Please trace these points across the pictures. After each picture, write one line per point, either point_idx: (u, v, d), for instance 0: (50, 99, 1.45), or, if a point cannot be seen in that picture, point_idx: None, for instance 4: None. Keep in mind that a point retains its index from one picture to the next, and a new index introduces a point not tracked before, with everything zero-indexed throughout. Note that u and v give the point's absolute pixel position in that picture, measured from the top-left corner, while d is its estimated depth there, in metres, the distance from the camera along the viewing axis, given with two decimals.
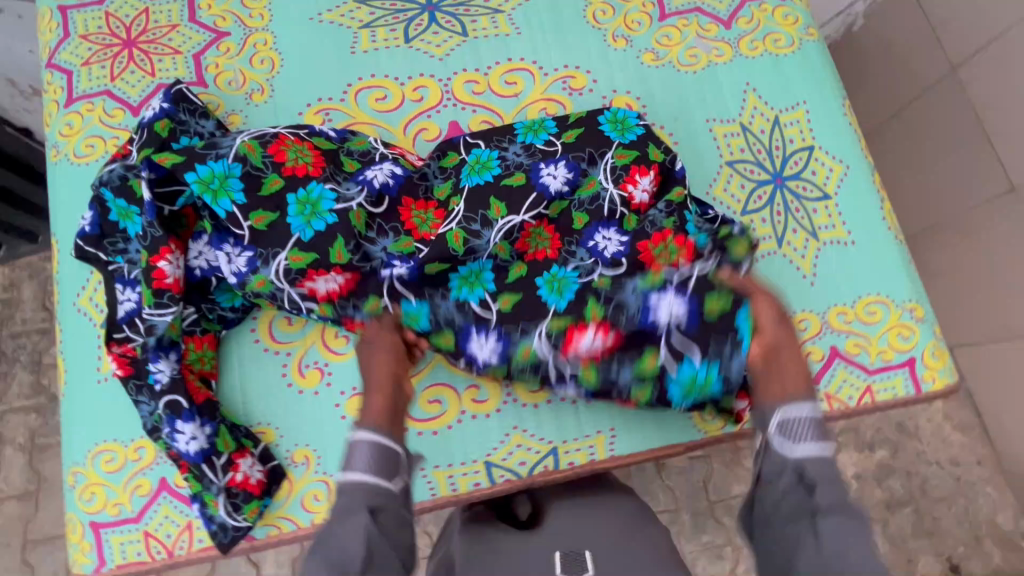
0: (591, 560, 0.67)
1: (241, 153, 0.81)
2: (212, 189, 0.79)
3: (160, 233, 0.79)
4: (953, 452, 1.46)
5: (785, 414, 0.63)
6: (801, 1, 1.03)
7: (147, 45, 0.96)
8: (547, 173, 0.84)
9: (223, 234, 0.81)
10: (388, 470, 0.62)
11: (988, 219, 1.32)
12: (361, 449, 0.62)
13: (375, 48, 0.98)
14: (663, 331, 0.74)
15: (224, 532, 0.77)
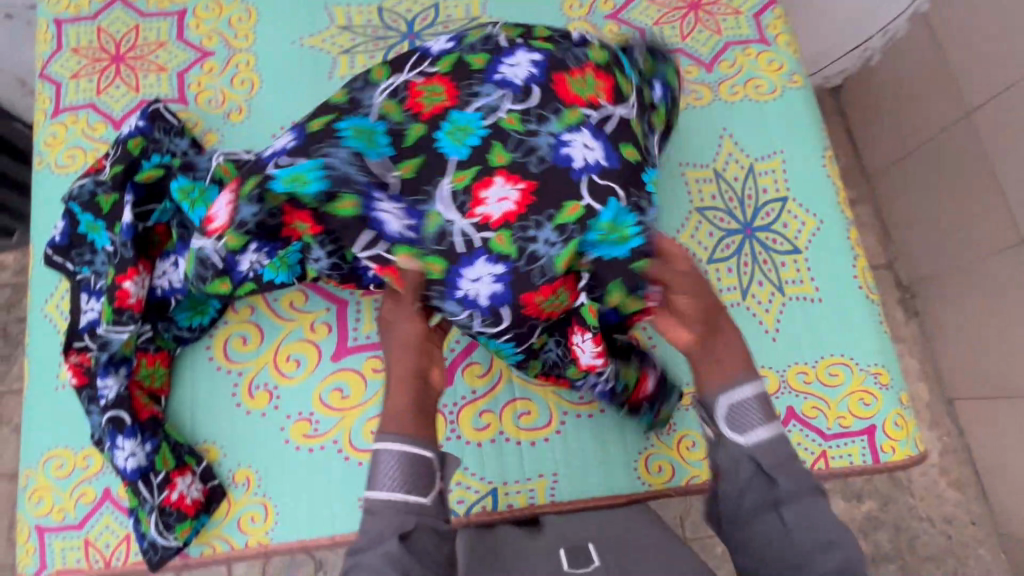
0: (594, 549, 0.68)
1: (217, 177, 0.81)
2: (191, 198, 0.81)
3: (131, 255, 0.80)
4: (948, 509, 1.42)
5: (729, 399, 0.65)
6: (788, 46, 1.03)
7: (134, 61, 0.99)
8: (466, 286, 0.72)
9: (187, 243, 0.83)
10: (415, 471, 0.62)
11: (997, 270, 1.30)
12: (385, 461, 0.63)
13: (353, 74, 0.99)
14: (579, 174, 0.70)
15: (154, 549, 0.78)
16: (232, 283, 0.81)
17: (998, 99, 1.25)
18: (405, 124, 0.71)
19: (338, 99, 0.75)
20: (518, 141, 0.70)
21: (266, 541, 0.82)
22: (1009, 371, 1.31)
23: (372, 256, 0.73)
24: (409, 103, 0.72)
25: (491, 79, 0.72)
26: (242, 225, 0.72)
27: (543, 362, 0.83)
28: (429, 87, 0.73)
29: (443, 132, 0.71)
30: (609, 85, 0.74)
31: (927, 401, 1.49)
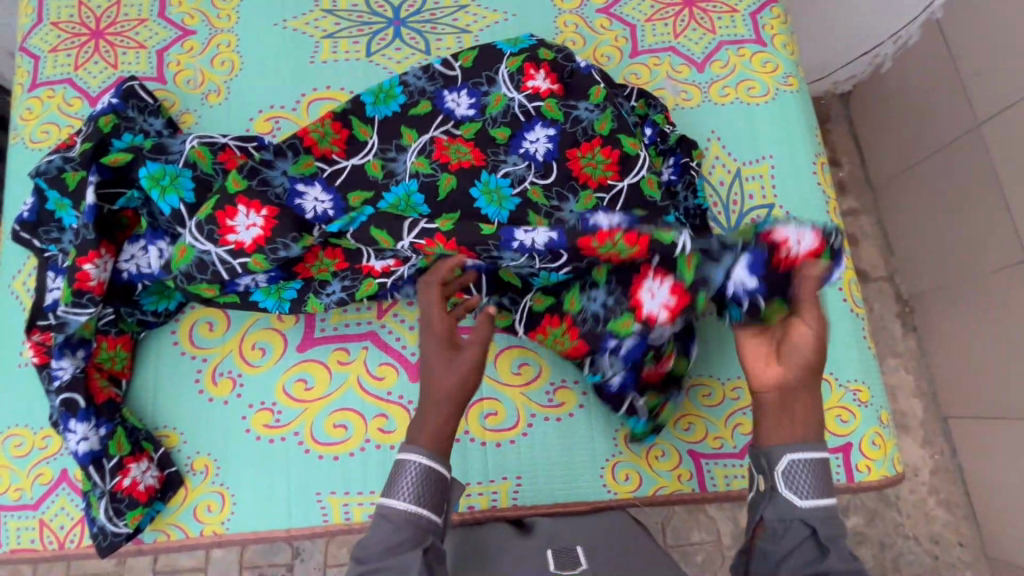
0: (583, 553, 0.65)
1: (190, 159, 0.80)
2: (161, 185, 0.78)
3: (93, 236, 0.79)
4: (936, 529, 1.38)
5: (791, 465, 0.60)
6: (783, 48, 1.00)
7: (114, 37, 0.97)
8: (520, 235, 0.73)
9: (158, 232, 0.82)
10: (433, 491, 0.60)
11: (999, 287, 1.27)
12: (402, 469, 0.60)
13: (334, 59, 0.97)
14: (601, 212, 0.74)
15: (103, 535, 0.77)
16: (219, 289, 0.81)
17: (1008, 112, 1.21)
18: (437, 174, 0.82)
19: (375, 171, 0.85)
20: (549, 212, 0.79)
21: (221, 530, 0.81)
22: (1004, 392, 1.27)
23: (419, 233, 0.76)
24: (436, 155, 0.84)
25: (515, 153, 0.83)
26: (275, 251, 0.76)
27: (580, 308, 0.81)
28: (454, 146, 0.84)
29: (477, 192, 0.80)
30: (615, 160, 0.81)
31: (921, 418, 1.45)
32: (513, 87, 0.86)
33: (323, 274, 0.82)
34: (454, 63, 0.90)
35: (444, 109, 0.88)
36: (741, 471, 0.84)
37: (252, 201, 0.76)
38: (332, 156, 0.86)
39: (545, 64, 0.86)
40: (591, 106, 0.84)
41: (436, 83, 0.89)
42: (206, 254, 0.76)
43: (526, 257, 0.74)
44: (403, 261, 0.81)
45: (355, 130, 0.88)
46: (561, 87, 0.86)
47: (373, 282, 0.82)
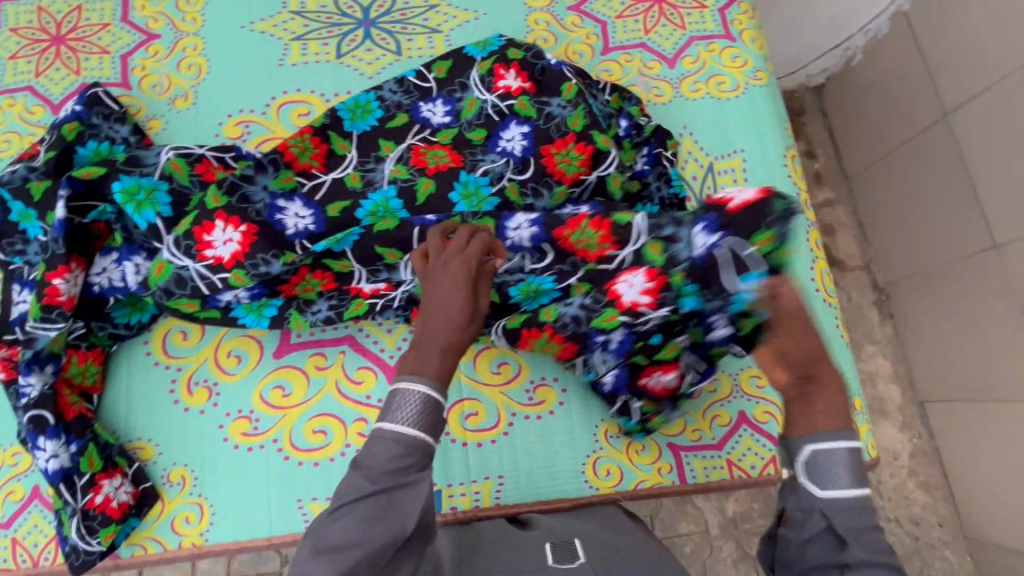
0: (580, 546, 0.64)
1: (166, 172, 0.79)
2: (136, 200, 0.76)
3: (63, 251, 0.76)
4: (916, 511, 1.41)
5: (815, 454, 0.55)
6: (752, 43, 1.01)
7: (76, 42, 0.95)
8: (513, 229, 0.77)
9: (135, 247, 0.80)
10: (432, 426, 0.57)
11: (970, 273, 1.30)
12: (406, 394, 0.56)
13: (304, 61, 0.96)
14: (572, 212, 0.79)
15: (76, 554, 0.76)
16: (200, 305, 0.80)
17: (975, 101, 1.23)
18: (414, 179, 0.82)
19: (354, 182, 0.84)
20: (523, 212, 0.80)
21: (200, 542, 0.80)
22: (978, 375, 1.31)
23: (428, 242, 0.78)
24: (414, 162, 0.83)
25: (493, 151, 0.82)
26: (256, 267, 0.76)
27: (556, 317, 0.79)
28: (431, 152, 0.84)
29: (457, 196, 0.81)
30: (589, 156, 0.81)
31: (899, 403, 1.48)
32: (485, 89, 0.86)
33: (308, 293, 0.82)
34: (429, 75, 0.90)
35: (420, 117, 0.87)
36: (721, 463, 0.85)
37: (231, 217, 0.77)
38: (312, 172, 0.85)
39: (515, 63, 0.86)
40: (563, 103, 0.83)
41: (413, 96, 0.89)
42: (184, 270, 0.77)
43: (519, 256, 0.78)
44: (396, 284, 0.82)
45: (334, 144, 0.87)
46: (533, 85, 0.85)
47: (363, 303, 0.84)
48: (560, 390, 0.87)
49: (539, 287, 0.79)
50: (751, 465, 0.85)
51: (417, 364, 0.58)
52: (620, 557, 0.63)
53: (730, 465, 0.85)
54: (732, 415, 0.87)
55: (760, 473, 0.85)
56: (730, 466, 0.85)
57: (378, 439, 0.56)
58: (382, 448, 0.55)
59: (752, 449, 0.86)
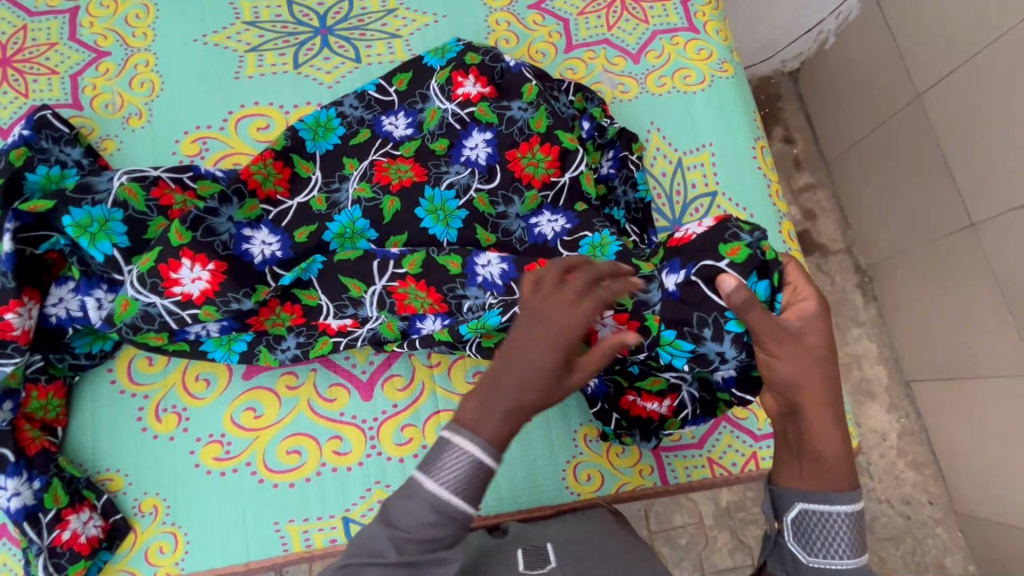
0: (552, 550, 0.63)
1: (120, 198, 0.76)
2: (89, 232, 0.74)
3: (13, 285, 0.73)
4: (906, 490, 1.42)
5: (808, 518, 0.55)
6: (716, 34, 1.00)
7: (22, 64, 0.92)
8: (481, 266, 0.75)
9: (93, 281, 0.78)
10: (472, 492, 0.53)
11: (950, 253, 1.30)
12: (456, 454, 0.52)
13: (260, 73, 0.94)
14: (551, 240, 0.78)
15: None
16: (168, 337, 0.77)
17: (947, 80, 1.23)
18: (378, 198, 0.79)
19: (319, 205, 0.82)
20: (495, 223, 0.78)
21: (175, 571, 0.78)
22: (963, 353, 1.30)
23: (390, 277, 0.76)
24: (377, 178, 0.80)
25: (457, 162, 0.80)
26: (227, 304, 0.74)
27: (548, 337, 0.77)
28: (395, 166, 0.81)
29: (423, 211, 0.78)
30: (556, 156, 0.79)
31: (886, 384, 1.48)
32: (446, 98, 0.84)
33: (277, 328, 0.80)
34: (390, 88, 0.89)
35: (383, 132, 0.86)
36: (701, 462, 0.85)
37: (199, 254, 0.74)
38: (276, 198, 0.83)
39: (473, 68, 0.84)
40: (524, 104, 0.82)
41: (375, 110, 0.87)
42: (150, 307, 0.73)
43: (487, 296, 0.75)
44: (362, 320, 0.79)
45: (298, 167, 0.85)
46: (493, 89, 0.84)
47: (328, 341, 0.81)
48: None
49: (484, 321, 0.74)
50: (732, 462, 0.84)
51: (477, 421, 0.53)
52: (597, 558, 0.62)
53: (710, 463, 0.85)
54: None
55: (741, 470, 0.84)
56: (711, 464, 0.85)
57: (415, 498, 0.53)
58: (417, 507, 0.52)
59: (732, 446, 0.85)
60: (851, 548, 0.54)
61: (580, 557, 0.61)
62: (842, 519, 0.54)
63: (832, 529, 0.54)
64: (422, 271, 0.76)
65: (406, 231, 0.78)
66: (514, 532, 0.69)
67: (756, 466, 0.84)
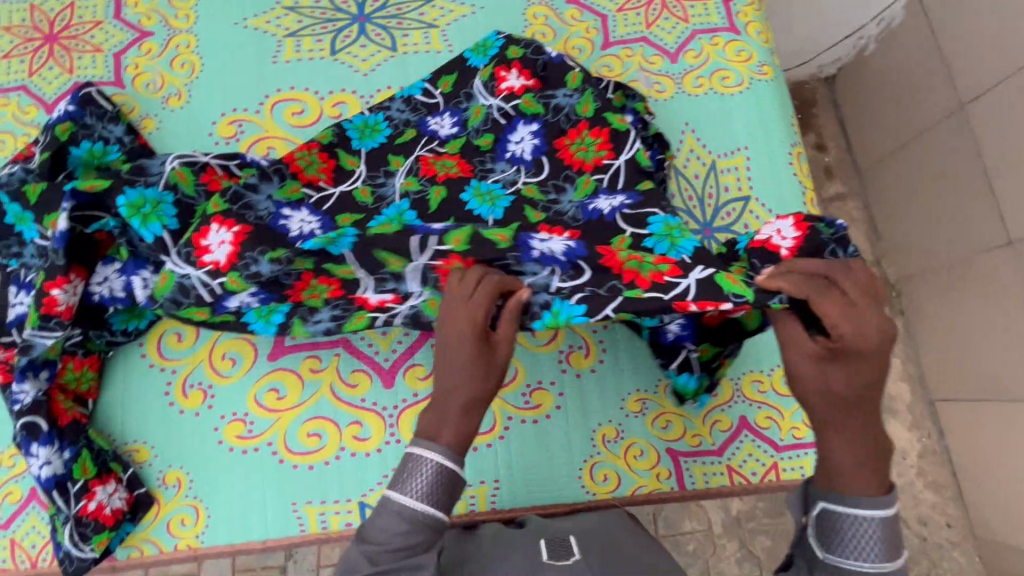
0: (576, 544, 0.62)
1: (171, 181, 0.77)
2: (141, 214, 0.74)
3: (62, 263, 0.75)
4: (923, 511, 1.39)
5: (836, 518, 0.56)
6: (758, 35, 0.98)
7: (69, 41, 0.95)
8: (538, 242, 0.69)
9: (140, 261, 0.79)
10: (441, 496, 0.56)
11: (983, 271, 1.26)
12: (419, 463, 0.57)
13: (298, 58, 0.95)
14: (609, 216, 0.73)
15: (69, 561, 0.75)
16: (209, 313, 0.75)
17: (993, 92, 1.19)
18: (425, 189, 0.80)
19: (364, 198, 0.82)
20: (546, 206, 0.77)
21: (196, 544, 0.80)
22: (992, 374, 1.27)
23: (432, 254, 0.68)
24: (424, 172, 0.81)
25: (502, 159, 0.82)
26: (247, 267, 0.72)
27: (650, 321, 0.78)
28: (440, 161, 0.82)
29: (469, 196, 0.78)
30: (606, 138, 0.79)
31: (908, 401, 1.44)
32: (490, 94, 0.85)
33: (313, 300, 0.74)
34: (434, 90, 0.88)
35: (428, 131, 0.86)
36: (720, 469, 0.84)
37: (228, 219, 0.74)
38: (319, 184, 0.84)
39: (515, 62, 0.84)
40: (569, 92, 0.83)
41: (420, 112, 0.88)
42: (185, 279, 0.73)
43: (548, 272, 0.67)
44: (403, 296, 0.72)
45: (343, 161, 0.85)
46: (536, 81, 0.84)
47: (365, 316, 0.73)
48: (599, 345, 0.88)
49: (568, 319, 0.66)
50: (752, 471, 0.83)
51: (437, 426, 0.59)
52: (617, 555, 0.61)
53: (730, 471, 0.84)
54: (733, 421, 0.85)
55: (760, 479, 0.83)
56: (730, 472, 0.84)
57: (384, 512, 0.56)
58: (388, 522, 0.55)
59: (753, 454, 0.84)
60: (877, 550, 0.54)
61: (597, 551, 0.61)
62: (865, 522, 0.55)
63: (855, 531, 0.55)
64: (470, 248, 0.67)
65: (448, 213, 0.78)
66: (530, 525, 0.69)
67: (777, 477, 0.83)
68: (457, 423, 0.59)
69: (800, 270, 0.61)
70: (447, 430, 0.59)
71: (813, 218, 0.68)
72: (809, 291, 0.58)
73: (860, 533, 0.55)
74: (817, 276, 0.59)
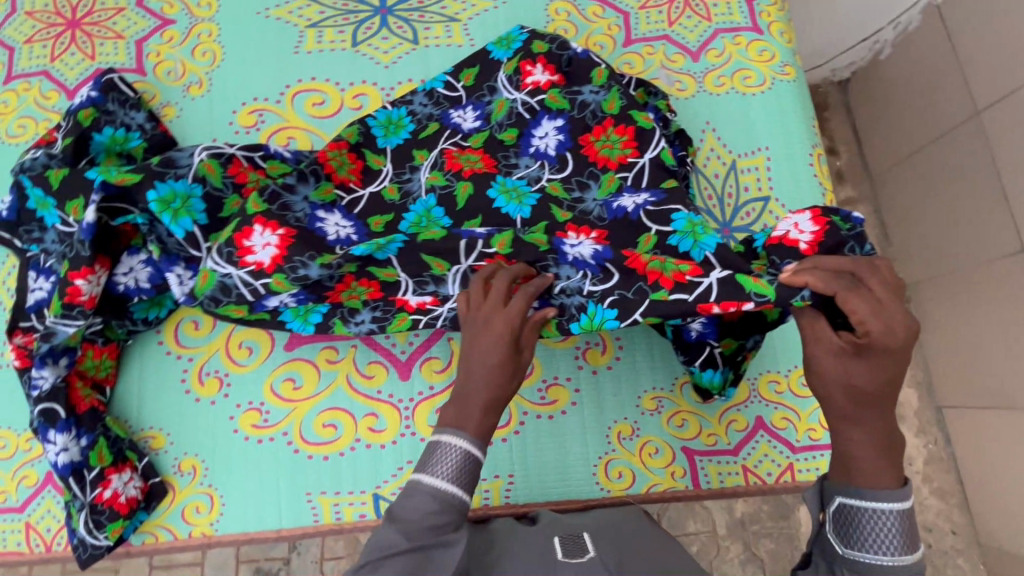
0: (591, 541, 0.62)
1: (200, 174, 0.76)
2: (172, 208, 0.74)
3: (87, 253, 0.74)
4: (929, 517, 1.38)
5: (852, 509, 0.55)
6: (780, 36, 0.97)
7: (91, 27, 0.95)
8: (571, 246, 0.72)
9: (172, 257, 0.78)
10: (468, 482, 0.57)
11: (995, 279, 1.25)
12: (447, 449, 0.57)
13: (319, 49, 0.95)
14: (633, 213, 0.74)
15: (84, 546, 0.77)
16: (248, 311, 0.78)
17: (1010, 98, 1.19)
18: (452, 184, 0.80)
19: (392, 195, 0.82)
20: (571, 205, 0.77)
21: (209, 532, 0.80)
22: (1002, 382, 1.26)
23: (477, 258, 0.73)
24: (448, 167, 0.81)
25: (526, 153, 0.82)
26: (294, 270, 0.72)
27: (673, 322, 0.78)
28: (464, 156, 0.82)
29: (495, 193, 0.79)
30: (631, 137, 0.79)
31: (916, 408, 1.44)
32: (514, 88, 0.84)
33: (353, 301, 0.77)
34: (456, 83, 0.88)
35: (450, 124, 0.86)
36: (736, 469, 0.83)
37: (270, 221, 0.73)
38: (350, 185, 0.83)
39: (540, 57, 0.84)
40: (595, 89, 0.82)
41: (442, 105, 0.87)
42: (227, 279, 0.74)
43: (581, 275, 0.72)
44: (442, 299, 0.76)
45: (369, 161, 0.85)
46: (561, 77, 0.84)
47: (406, 318, 0.78)
48: (616, 343, 0.88)
49: (602, 322, 0.70)
50: (767, 472, 0.83)
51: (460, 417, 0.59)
52: (634, 553, 0.61)
53: (745, 471, 0.83)
54: (749, 421, 0.85)
55: (775, 480, 0.83)
56: (745, 472, 0.83)
57: (416, 494, 0.56)
58: (420, 503, 0.56)
59: (769, 455, 0.84)
60: (895, 543, 0.53)
61: (612, 548, 0.61)
62: (885, 515, 0.54)
63: (874, 524, 0.54)
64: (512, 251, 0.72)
65: (478, 214, 0.78)
66: (545, 521, 0.69)
67: (792, 478, 0.83)
68: (479, 419, 0.59)
69: (826, 267, 0.62)
70: (472, 424, 0.59)
71: (830, 212, 0.68)
72: (838, 286, 0.59)
73: (878, 524, 0.54)
74: (842, 273, 0.61)
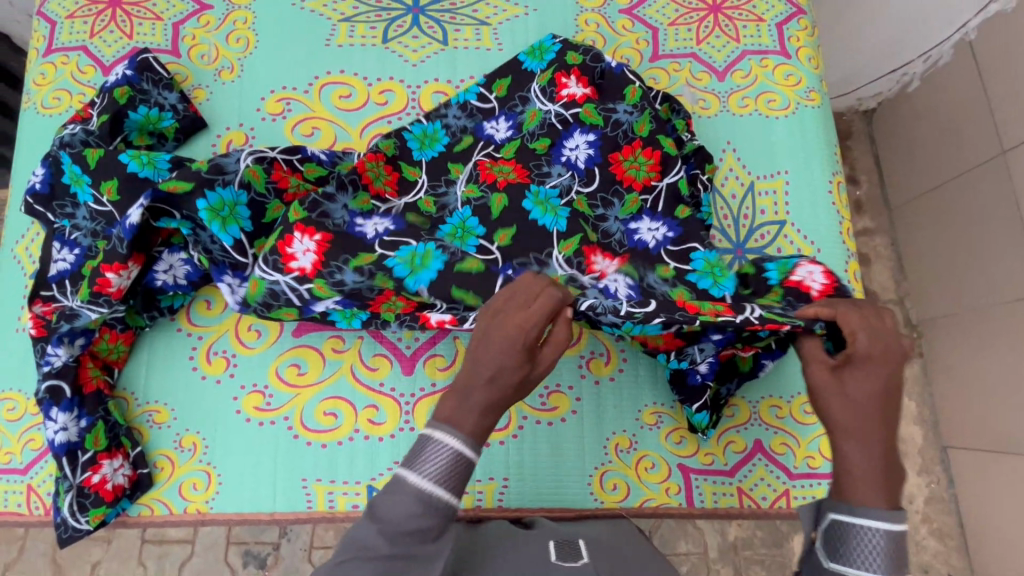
0: (585, 548, 0.62)
1: (245, 179, 0.77)
2: (221, 216, 0.75)
3: (124, 251, 0.76)
4: (925, 558, 1.36)
5: (844, 526, 0.53)
6: (807, 61, 0.97)
7: (131, 7, 0.97)
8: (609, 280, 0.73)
9: (222, 267, 0.78)
10: (455, 482, 0.55)
11: (1010, 321, 1.23)
12: (437, 447, 0.55)
13: (350, 43, 0.96)
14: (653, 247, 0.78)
15: (65, 526, 0.78)
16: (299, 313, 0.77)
17: None
18: (488, 195, 0.79)
19: (428, 207, 0.83)
20: (595, 223, 0.79)
21: (204, 509, 0.81)
22: (1010, 426, 1.24)
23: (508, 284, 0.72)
24: (483, 178, 0.81)
25: (558, 162, 0.82)
26: (332, 276, 0.73)
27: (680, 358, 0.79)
28: (497, 167, 0.82)
29: (530, 204, 0.77)
30: (658, 161, 0.81)
31: (920, 445, 1.42)
32: (548, 99, 0.85)
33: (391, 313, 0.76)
34: (489, 94, 0.89)
35: (484, 136, 0.88)
36: (730, 490, 0.83)
37: (308, 227, 0.74)
38: (385, 196, 0.84)
39: (574, 69, 0.85)
40: (628, 108, 0.84)
41: (476, 118, 0.89)
42: (276, 284, 0.73)
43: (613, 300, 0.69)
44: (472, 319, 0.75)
45: (405, 172, 0.86)
46: (593, 89, 0.85)
47: None
48: (620, 355, 0.88)
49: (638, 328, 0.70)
50: (762, 496, 0.83)
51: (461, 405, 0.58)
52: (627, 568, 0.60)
53: (740, 493, 0.83)
54: (748, 444, 0.84)
55: (770, 505, 0.83)
56: (739, 494, 0.83)
57: (401, 493, 0.54)
58: (403, 501, 0.53)
59: (765, 479, 0.83)
60: (881, 564, 0.51)
61: (603, 559, 0.61)
62: (873, 532, 0.52)
63: (862, 543, 0.52)
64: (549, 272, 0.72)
65: (513, 223, 0.76)
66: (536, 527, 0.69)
67: (787, 504, 0.83)
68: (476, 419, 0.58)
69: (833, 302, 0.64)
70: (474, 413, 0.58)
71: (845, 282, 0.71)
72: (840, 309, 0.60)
73: (864, 544, 0.52)
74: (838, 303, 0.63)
